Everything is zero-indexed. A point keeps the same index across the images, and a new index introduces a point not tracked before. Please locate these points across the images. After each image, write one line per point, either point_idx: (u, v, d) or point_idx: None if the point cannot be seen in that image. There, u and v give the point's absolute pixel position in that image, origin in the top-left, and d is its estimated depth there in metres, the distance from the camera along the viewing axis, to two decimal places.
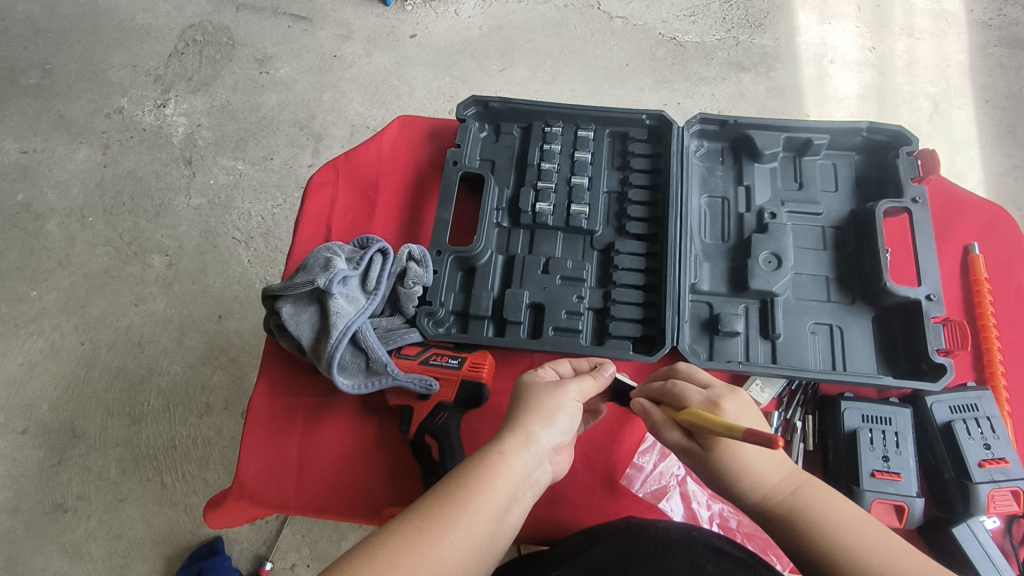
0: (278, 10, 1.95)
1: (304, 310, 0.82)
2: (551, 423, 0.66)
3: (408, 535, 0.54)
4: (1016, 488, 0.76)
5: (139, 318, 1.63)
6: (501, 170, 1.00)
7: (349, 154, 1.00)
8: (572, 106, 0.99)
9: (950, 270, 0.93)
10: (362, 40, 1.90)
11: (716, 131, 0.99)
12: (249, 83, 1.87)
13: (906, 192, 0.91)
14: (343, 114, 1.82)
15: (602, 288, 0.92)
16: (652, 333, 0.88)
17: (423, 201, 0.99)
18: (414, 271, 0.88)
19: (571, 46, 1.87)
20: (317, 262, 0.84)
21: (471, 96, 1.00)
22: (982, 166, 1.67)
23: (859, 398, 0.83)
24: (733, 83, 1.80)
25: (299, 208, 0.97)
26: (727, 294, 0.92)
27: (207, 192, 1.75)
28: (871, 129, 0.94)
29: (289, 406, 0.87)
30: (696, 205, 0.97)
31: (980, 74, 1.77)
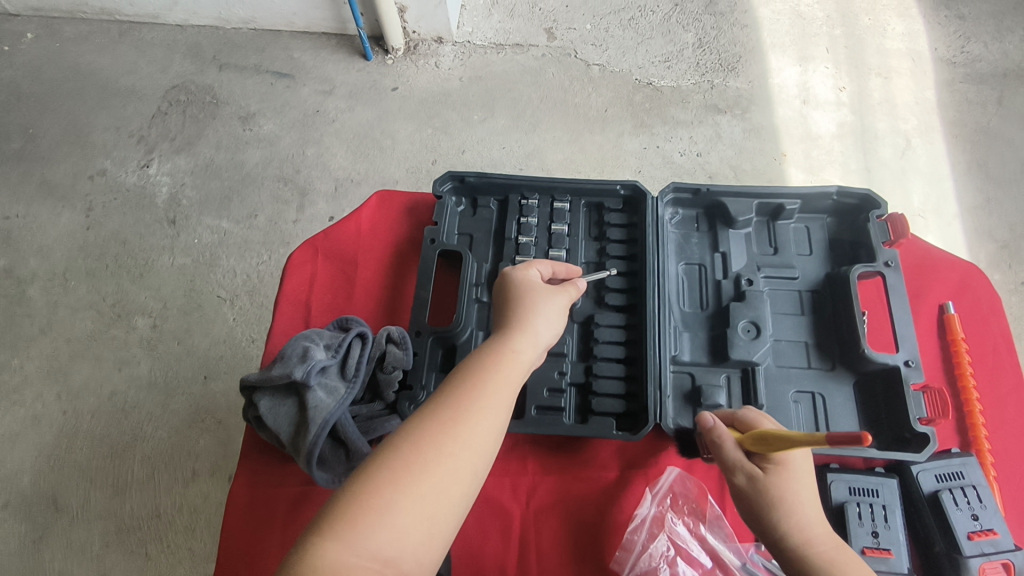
0: (260, 68, 1.98)
1: (283, 402, 0.81)
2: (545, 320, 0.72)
3: (388, 475, 0.54)
4: (1007, 561, 0.75)
5: (123, 383, 1.61)
6: (479, 245, 1.01)
7: (327, 231, 1.00)
8: (548, 179, 1.00)
9: (928, 330, 0.95)
10: (344, 95, 1.93)
11: (690, 199, 1.00)
12: (233, 141, 1.88)
13: (878, 256, 0.92)
14: (327, 168, 1.83)
15: (583, 363, 0.92)
16: (635, 409, 0.88)
17: (404, 278, 1.01)
18: (394, 355, 0.86)
19: (551, 95, 1.90)
20: (294, 351, 0.82)
21: (446, 172, 1.01)
22: (957, 201, 1.70)
23: (844, 470, 0.83)
24: (710, 125, 1.83)
25: (277, 289, 0.97)
26: (708, 364, 0.92)
27: (191, 251, 1.75)
28: (840, 193, 0.96)
29: (270, 500, 0.86)
30: (674, 272, 0.98)
31: (948, 109, 1.82)
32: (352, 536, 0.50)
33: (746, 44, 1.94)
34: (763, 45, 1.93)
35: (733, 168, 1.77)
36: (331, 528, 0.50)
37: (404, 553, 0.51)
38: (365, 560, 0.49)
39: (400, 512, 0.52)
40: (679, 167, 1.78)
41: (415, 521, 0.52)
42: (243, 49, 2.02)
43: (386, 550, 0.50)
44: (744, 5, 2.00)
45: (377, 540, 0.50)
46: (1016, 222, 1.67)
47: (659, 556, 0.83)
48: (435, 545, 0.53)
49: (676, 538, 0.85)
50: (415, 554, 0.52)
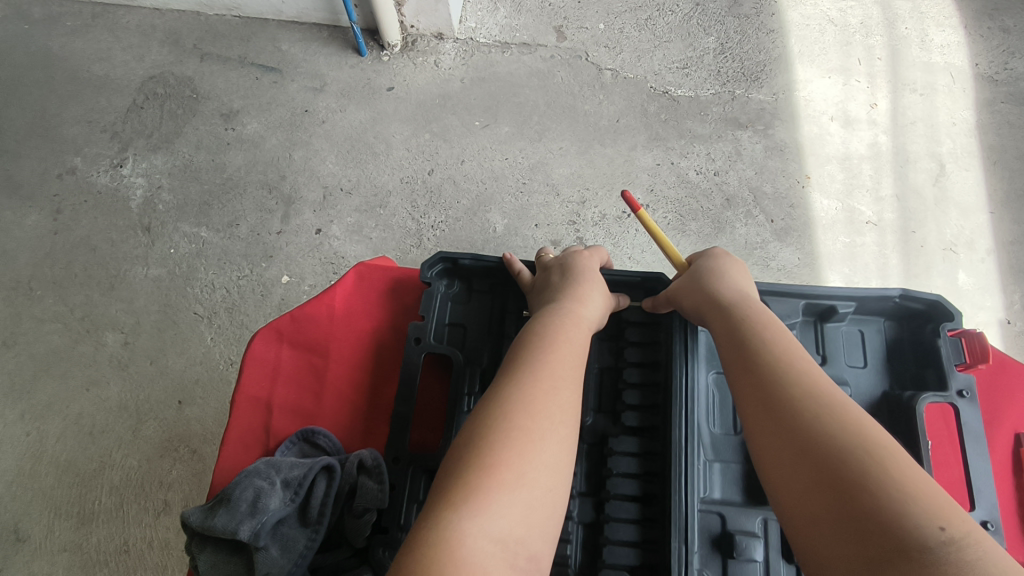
0: (245, 60, 1.83)
1: (229, 559, 0.74)
2: (588, 303, 0.81)
3: (490, 457, 0.57)
4: None
5: (91, 405, 1.50)
6: (472, 340, 0.90)
7: (294, 316, 0.93)
8: (556, 263, 0.90)
9: (1001, 463, 0.89)
10: (335, 93, 1.78)
11: None
12: (214, 141, 1.74)
13: (951, 383, 0.82)
14: (315, 174, 1.70)
15: (593, 497, 0.83)
16: (653, 561, 0.78)
17: (381, 374, 0.92)
18: (365, 488, 0.77)
19: (559, 100, 1.76)
20: (245, 496, 0.74)
21: (437, 253, 0.90)
22: (992, 234, 1.58)
23: None
24: (730, 140, 1.69)
25: (235, 384, 0.90)
26: (742, 503, 0.81)
27: (167, 262, 1.63)
28: (905, 296, 0.85)
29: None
30: (704, 384, 0.87)
31: (987, 133, 1.68)
32: (479, 520, 0.52)
33: (773, 51, 1.79)
34: (790, 53, 1.79)
35: (753, 190, 1.64)
36: (456, 514, 0.52)
37: (528, 535, 0.55)
38: (498, 542, 0.52)
39: (519, 493, 0.56)
40: (695, 186, 1.65)
41: (531, 501, 0.56)
42: (227, 38, 1.86)
43: (513, 532, 0.54)
44: (771, 8, 1.85)
45: (504, 523, 0.53)
46: None
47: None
48: (551, 520, 0.58)
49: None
50: (538, 531, 0.56)
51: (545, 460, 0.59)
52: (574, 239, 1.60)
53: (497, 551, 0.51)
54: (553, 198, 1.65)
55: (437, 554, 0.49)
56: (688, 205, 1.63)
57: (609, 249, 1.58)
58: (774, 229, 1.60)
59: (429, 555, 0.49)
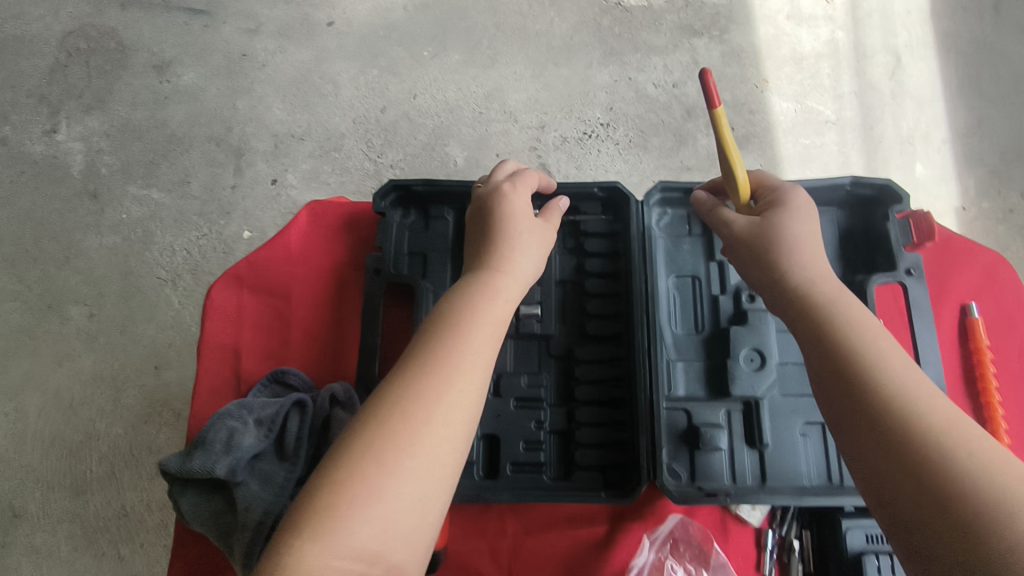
0: (170, 4, 1.71)
1: (208, 499, 0.75)
2: (520, 249, 0.73)
3: (400, 408, 0.53)
4: None
5: (66, 379, 1.49)
6: (435, 266, 0.89)
7: (251, 261, 0.93)
8: (510, 181, 0.88)
9: (951, 335, 0.92)
10: (272, 33, 1.68)
11: (679, 199, 0.91)
12: (150, 96, 1.65)
13: (900, 262, 0.86)
14: (263, 122, 1.63)
15: (562, 406, 0.86)
16: (623, 457, 0.83)
17: (344, 308, 0.92)
18: (340, 419, 0.80)
19: (509, 22, 1.69)
20: (219, 436, 0.75)
21: (388, 181, 0.89)
22: (948, 123, 1.60)
23: (860, 515, 0.78)
24: (687, 50, 1.65)
25: (200, 333, 0.90)
26: (705, 398, 0.84)
27: (121, 228, 1.57)
28: (855, 183, 0.87)
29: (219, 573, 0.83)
30: (664, 289, 0.89)
31: (942, 19, 1.67)
32: (364, 494, 0.48)
33: None
34: None
35: None
36: (342, 492, 0.47)
37: (420, 503, 0.50)
38: (378, 519, 0.47)
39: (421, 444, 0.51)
40: (654, 101, 1.62)
41: (422, 469, 0.51)
42: None
43: (401, 503, 0.49)
44: None
45: (392, 495, 0.48)
46: (1007, 144, 1.58)
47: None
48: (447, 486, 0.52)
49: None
50: (430, 499, 0.51)
51: (454, 406, 0.55)
52: (536, 165, 1.58)
53: (378, 530, 0.47)
54: (511, 126, 1.61)
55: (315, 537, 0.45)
56: (649, 120, 1.61)
57: (572, 173, 1.57)
58: (735, 137, 1.59)
59: (307, 539, 0.45)
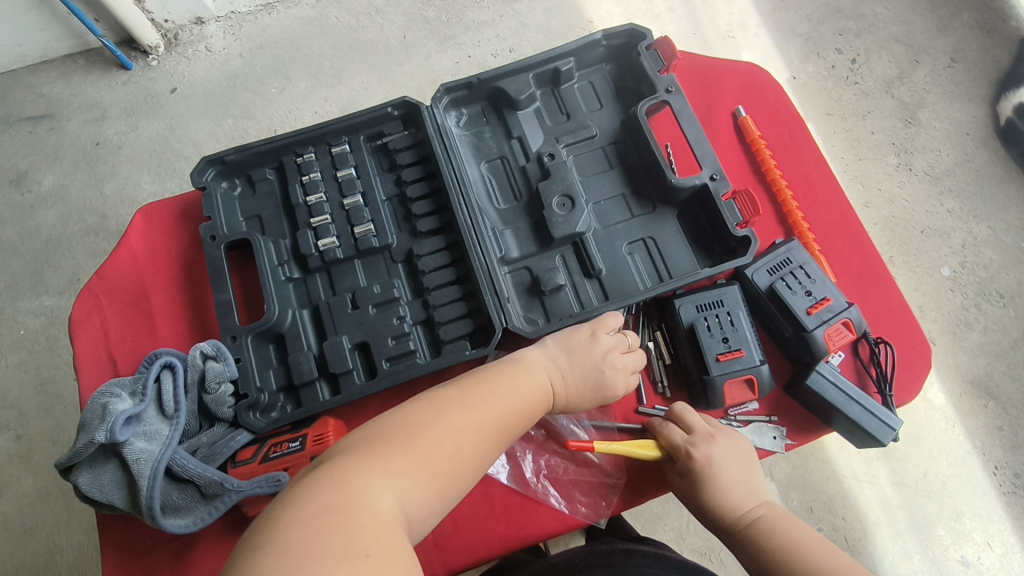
0: (11, 118, 1.71)
1: (104, 469, 0.69)
2: (593, 391, 0.74)
3: (472, 394, 0.63)
4: (846, 319, 0.77)
5: (11, 507, 1.44)
6: (271, 223, 0.87)
7: (100, 273, 0.88)
8: (313, 126, 0.87)
9: (728, 139, 0.95)
10: (120, 115, 1.70)
11: (466, 95, 0.91)
12: (16, 209, 1.64)
13: (658, 86, 0.89)
14: (136, 200, 1.64)
15: (420, 298, 0.84)
16: (483, 322, 0.80)
17: (202, 285, 0.89)
18: (213, 370, 0.75)
19: (343, 39, 1.76)
20: (94, 413, 0.70)
21: (202, 158, 0.85)
22: (756, 10, 1.75)
23: (688, 292, 0.81)
24: (512, 16, 1.76)
25: (72, 355, 0.84)
26: (538, 251, 0.86)
27: (23, 344, 1.55)
28: (607, 36, 0.91)
29: (150, 564, 0.74)
30: (477, 175, 0.91)
31: None
32: (378, 473, 0.50)
33: None
34: None
35: None
36: (365, 467, 0.50)
37: (415, 504, 0.51)
38: (392, 498, 0.49)
39: (482, 421, 0.62)
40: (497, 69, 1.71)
41: (431, 470, 0.53)
42: None
43: (409, 495, 0.51)
44: None
45: (403, 483, 0.51)
46: (811, 12, 1.74)
47: (546, 466, 0.82)
48: (437, 498, 0.53)
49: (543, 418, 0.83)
50: (421, 500, 0.52)
51: (514, 399, 0.65)
52: None
53: (390, 504, 0.49)
54: None
55: (333, 494, 0.47)
56: None
57: None
58: None
59: (331, 493, 0.47)
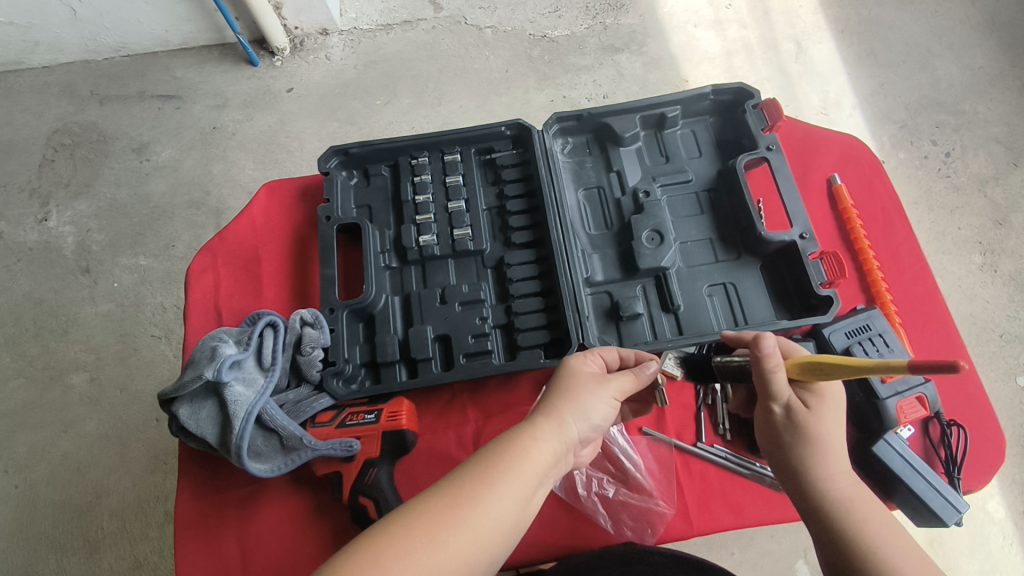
0: (145, 94, 1.90)
1: (202, 405, 0.75)
2: (584, 415, 0.63)
3: (489, 469, 0.54)
4: (920, 395, 0.77)
5: (72, 443, 1.54)
6: (379, 213, 0.95)
7: (222, 235, 0.96)
8: (432, 134, 0.95)
9: (820, 203, 0.96)
10: (239, 105, 1.86)
11: (575, 125, 0.97)
12: (133, 174, 1.81)
13: (759, 143, 0.92)
14: (238, 183, 1.77)
15: (503, 304, 0.88)
16: (560, 335, 0.84)
17: (308, 259, 0.96)
18: (309, 336, 0.81)
19: (450, 65, 1.88)
20: (204, 353, 0.77)
21: (330, 148, 0.94)
22: (853, 91, 1.77)
23: (762, 341, 0.82)
24: (611, 65, 1.84)
25: (185, 303, 0.92)
26: (621, 279, 0.90)
27: (114, 296, 1.68)
28: (716, 91, 0.95)
29: (219, 504, 0.78)
30: (574, 200, 0.96)
31: (830, 7, 1.88)
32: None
33: None
34: None
35: None
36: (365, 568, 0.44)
37: None
38: None
39: (505, 499, 0.52)
40: None
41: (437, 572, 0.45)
42: (122, 78, 1.92)
43: None
44: None
45: None
46: (910, 101, 1.74)
47: (597, 482, 0.86)
48: None
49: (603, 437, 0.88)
50: None
51: (526, 475, 0.55)
52: None
53: None
54: None
55: None
56: None
57: None
58: None
59: None
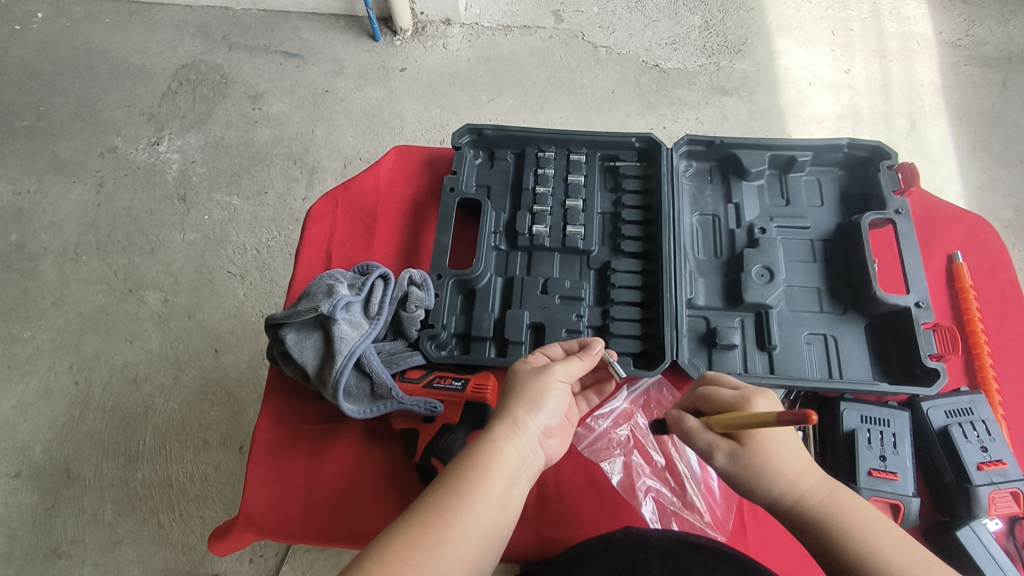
0: (270, 48, 2.00)
1: (307, 337, 0.79)
2: (540, 408, 0.63)
3: (457, 484, 0.55)
4: (1017, 490, 0.73)
5: (134, 355, 1.62)
6: (497, 195, 0.98)
7: (347, 184, 1.01)
8: (565, 131, 0.98)
9: (937, 277, 0.95)
10: (353, 75, 1.94)
11: (704, 151, 0.99)
12: (243, 119, 1.90)
13: (889, 205, 0.92)
14: (336, 146, 1.85)
15: (600, 306, 0.90)
16: (651, 349, 0.86)
17: (422, 225, 1.00)
18: (416, 295, 0.85)
19: (558, 76, 1.91)
20: (320, 289, 0.82)
21: (465, 125, 0.99)
22: (961, 180, 1.72)
23: (857, 400, 0.81)
24: (717, 106, 1.84)
25: (299, 239, 0.97)
26: (722, 308, 0.91)
27: (202, 227, 1.77)
28: (851, 146, 0.96)
29: (293, 435, 0.82)
30: (688, 223, 0.97)
31: (953, 92, 1.83)
32: None
33: (753, 27, 1.95)
34: (770, 28, 1.95)
35: None
36: None
37: None
38: None
39: (478, 507, 0.54)
40: None
41: None
42: (253, 29, 2.04)
43: None
44: None
45: None
46: (1019, 202, 1.68)
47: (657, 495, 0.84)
48: None
49: (669, 451, 0.86)
50: None
51: (493, 485, 0.56)
52: None
53: None
54: None
55: None
56: None
57: None
58: None
59: None
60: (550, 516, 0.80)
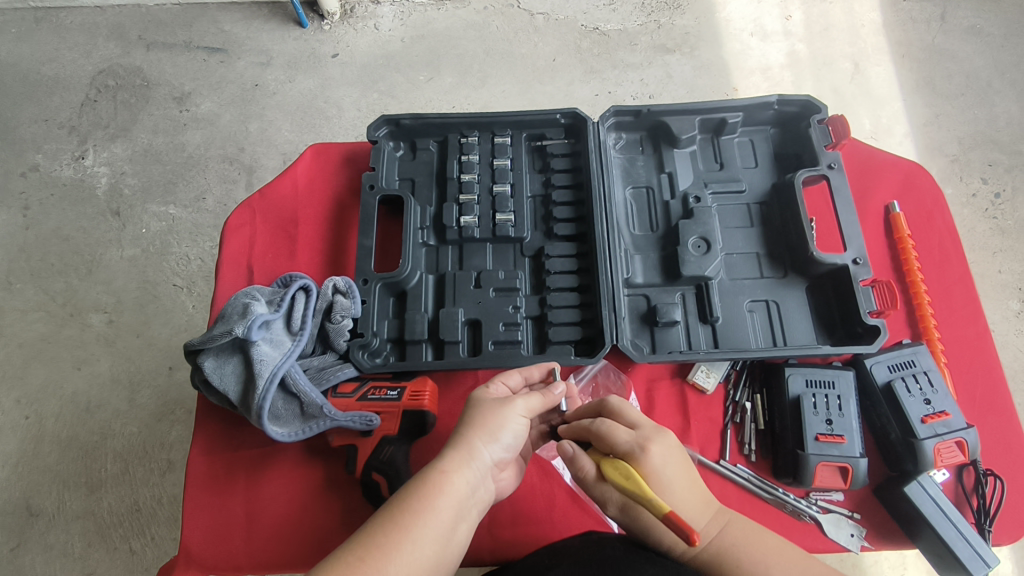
0: (191, 44, 1.90)
1: (228, 360, 0.76)
2: (495, 439, 0.61)
3: (400, 518, 0.52)
4: (961, 439, 0.74)
5: (84, 382, 1.55)
6: (422, 188, 0.95)
7: (263, 191, 0.96)
8: (485, 114, 0.94)
9: (874, 230, 0.94)
10: (282, 66, 1.85)
11: (631, 122, 0.96)
12: (171, 123, 1.81)
13: (821, 161, 0.91)
14: (273, 143, 1.77)
15: (537, 295, 0.88)
16: (591, 334, 0.84)
17: (345, 227, 0.96)
18: (341, 304, 0.82)
19: (496, 47, 1.85)
20: (235, 308, 0.77)
21: (381, 117, 0.94)
22: (907, 119, 1.72)
23: (801, 364, 0.80)
24: (660, 65, 1.80)
25: (218, 254, 0.92)
26: (661, 283, 0.89)
27: (140, 241, 1.69)
28: (780, 102, 0.93)
29: (230, 463, 0.79)
30: (621, 198, 0.95)
31: (893, 30, 1.82)
32: None
33: None
34: None
35: None
36: None
37: None
38: None
39: (420, 545, 0.51)
40: None
41: None
42: (169, 26, 1.92)
43: None
44: None
45: None
46: (965, 135, 1.69)
47: None
48: None
49: None
50: None
51: (437, 521, 0.53)
52: None
53: None
54: None
55: None
56: None
57: None
58: None
59: None
60: (502, 518, 0.79)
